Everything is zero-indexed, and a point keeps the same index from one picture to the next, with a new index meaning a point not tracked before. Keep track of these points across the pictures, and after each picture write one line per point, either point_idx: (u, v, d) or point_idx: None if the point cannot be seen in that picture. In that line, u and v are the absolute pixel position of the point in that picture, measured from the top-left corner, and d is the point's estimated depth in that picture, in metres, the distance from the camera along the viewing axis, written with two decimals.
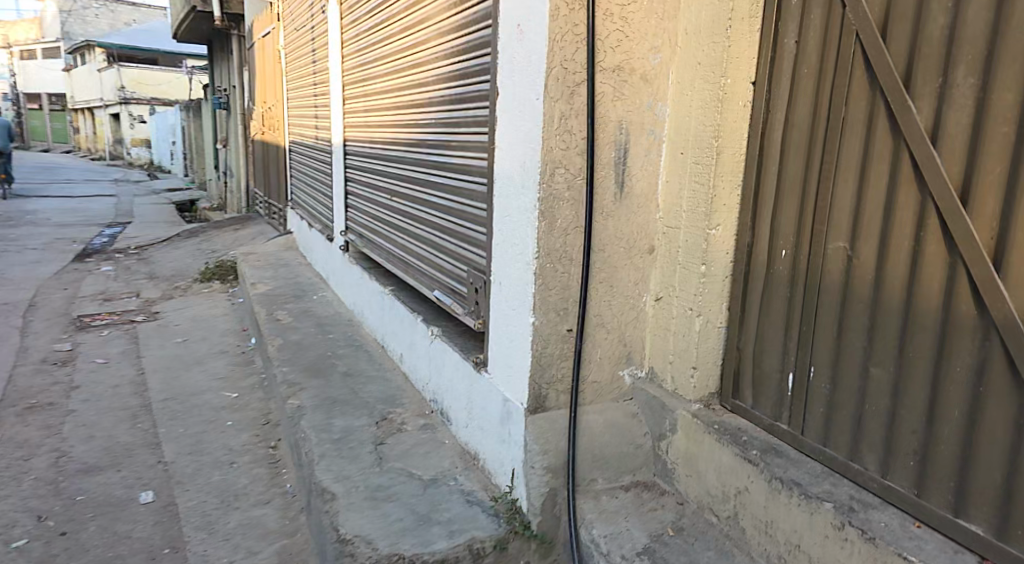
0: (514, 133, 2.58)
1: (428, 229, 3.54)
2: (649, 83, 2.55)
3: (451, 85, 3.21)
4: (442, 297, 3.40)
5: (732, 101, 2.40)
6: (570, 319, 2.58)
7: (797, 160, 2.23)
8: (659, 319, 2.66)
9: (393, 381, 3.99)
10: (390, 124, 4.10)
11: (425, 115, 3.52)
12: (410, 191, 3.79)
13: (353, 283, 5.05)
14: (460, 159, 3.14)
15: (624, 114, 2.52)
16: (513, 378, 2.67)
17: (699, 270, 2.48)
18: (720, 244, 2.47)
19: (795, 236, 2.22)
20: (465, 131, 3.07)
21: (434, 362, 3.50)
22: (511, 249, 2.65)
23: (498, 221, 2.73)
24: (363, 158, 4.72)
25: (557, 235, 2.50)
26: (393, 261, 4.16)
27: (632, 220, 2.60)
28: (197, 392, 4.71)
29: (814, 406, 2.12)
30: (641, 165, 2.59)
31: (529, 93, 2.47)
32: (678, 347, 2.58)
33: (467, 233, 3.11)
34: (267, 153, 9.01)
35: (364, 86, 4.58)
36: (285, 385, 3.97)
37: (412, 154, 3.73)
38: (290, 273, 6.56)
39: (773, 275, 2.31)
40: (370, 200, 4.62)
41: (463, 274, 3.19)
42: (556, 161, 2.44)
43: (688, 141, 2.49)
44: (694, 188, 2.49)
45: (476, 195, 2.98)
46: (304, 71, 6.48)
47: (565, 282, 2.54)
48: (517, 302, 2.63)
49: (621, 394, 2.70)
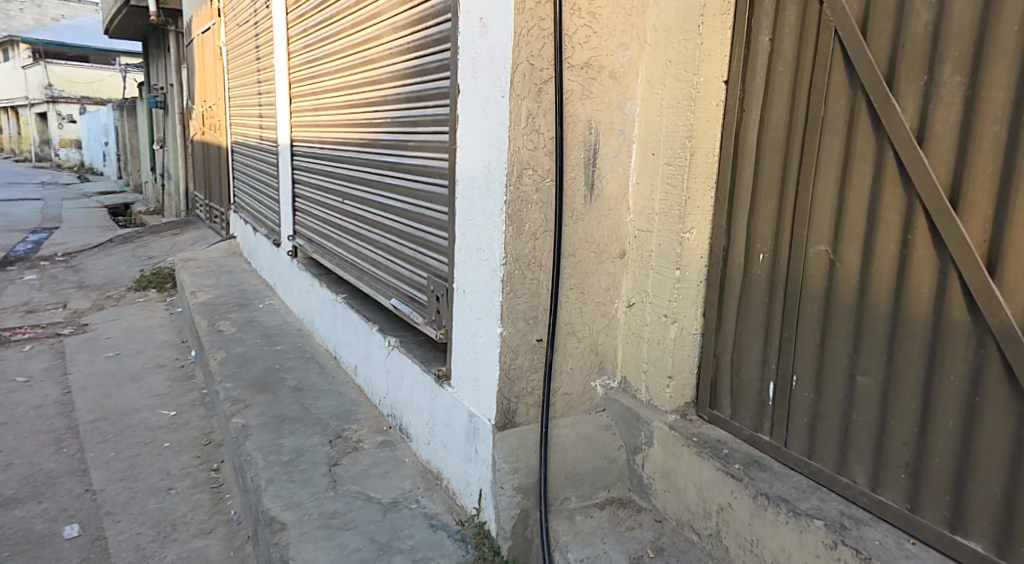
0: (477, 133, 2.42)
1: (384, 234, 3.34)
2: (617, 81, 2.38)
3: (408, 83, 3.02)
4: (400, 306, 3.21)
5: (704, 101, 2.23)
6: (540, 329, 2.44)
7: (773, 163, 2.07)
8: (632, 327, 2.55)
9: (348, 394, 3.77)
10: (340, 124, 3.89)
11: (380, 115, 3.31)
12: (364, 195, 3.58)
13: (303, 290, 4.79)
14: (418, 160, 2.96)
15: (593, 113, 2.36)
16: (480, 392, 2.52)
17: (674, 275, 2.34)
18: (695, 248, 2.32)
19: (774, 239, 2.07)
20: (425, 132, 2.90)
21: (392, 375, 3.30)
22: (475, 256, 2.50)
23: (461, 226, 2.58)
24: (312, 159, 4.48)
25: (526, 240, 2.35)
26: (345, 268, 3.94)
27: (603, 223, 2.47)
28: (131, 411, 4.40)
29: (797, 416, 2.00)
30: (611, 167, 2.45)
31: (493, 90, 2.32)
32: (652, 356, 2.46)
33: (427, 239, 2.93)
34: (208, 155, 8.60)
35: (312, 85, 4.34)
36: (229, 403, 3.72)
37: (365, 155, 3.53)
38: (233, 280, 6.24)
39: (751, 280, 2.16)
40: (320, 204, 4.38)
41: (423, 281, 3.02)
42: (524, 162, 2.29)
43: (659, 142, 2.34)
44: (666, 188, 2.34)
45: (436, 198, 2.81)
46: (247, 69, 6.16)
47: (535, 289, 2.40)
48: (483, 311, 2.48)
49: (593, 406, 2.59)
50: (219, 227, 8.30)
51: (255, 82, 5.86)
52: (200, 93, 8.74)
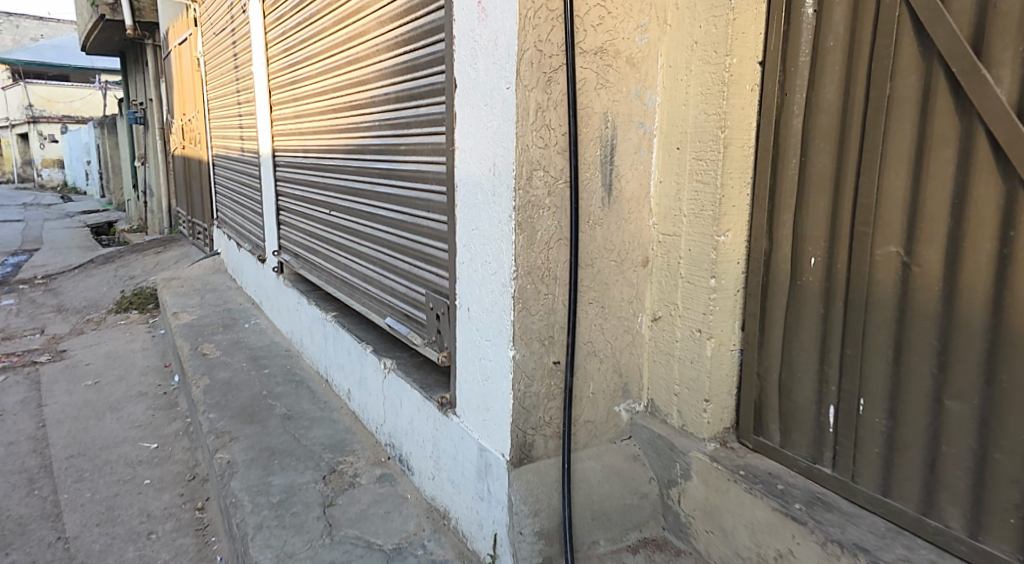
0: (479, 132, 2.14)
1: (377, 247, 3.05)
2: (634, 67, 2.08)
3: (398, 81, 2.73)
4: (396, 326, 2.91)
5: (738, 85, 1.93)
6: (556, 350, 2.15)
7: (825, 153, 1.78)
8: (659, 343, 2.27)
9: (342, 421, 3.47)
10: (325, 130, 3.59)
11: (369, 119, 3.02)
12: (354, 205, 3.28)
13: (290, 308, 4.49)
14: (412, 165, 2.67)
15: (609, 104, 2.07)
16: (492, 424, 2.23)
17: (708, 284, 2.05)
18: (731, 253, 2.03)
19: (829, 240, 1.79)
20: (420, 133, 2.60)
21: (390, 401, 3.01)
22: (480, 270, 2.21)
23: (464, 237, 2.28)
24: (296, 169, 4.18)
25: (538, 250, 2.06)
26: (336, 284, 3.64)
27: (624, 227, 2.18)
28: (110, 445, 4.07)
29: (867, 446, 1.76)
30: (631, 164, 2.15)
31: (495, 82, 2.03)
32: (685, 376, 2.18)
33: (425, 252, 2.63)
34: (190, 170, 8.28)
35: (294, 90, 4.04)
36: (213, 435, 3.41)
37: (353, 162, 3.23)
38: (218, 299, 5.93)
39: (802, 288, 1.88)
40: (306, 217, 4.09)
41: (421, 298, 2.72)
42: (535, 162, 2.00)
43: (686, 133, 2.06)
44: (697, 186, 2.05)
45: (434, 206, 2.53)
46: (225, 78, 5.87)
47: (550, 305, 2.11)
48: (492, 332, 2.18)
49: (618, 433, 2.32)
50: (203, 244, 7.97)
51: (235, 91, 5.57)
52: (179, 105, 8.42)
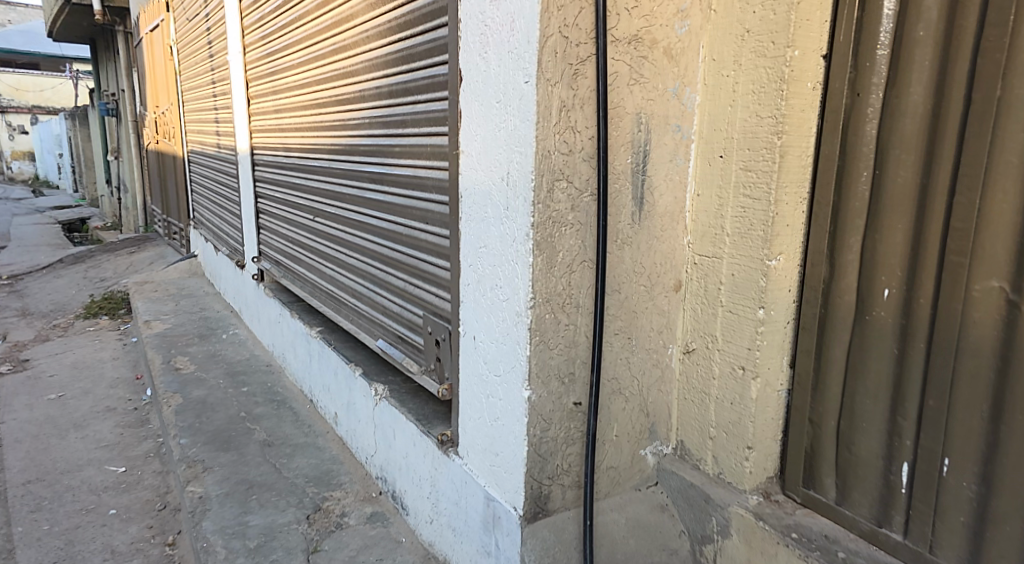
0: (489, 135, 1.86)
1: (368, 259, 2.75)
2: (671, 60, 1.83)
3: (390, 73, 2.42)
4: (389, 349, 2.63)
5: (798, 82, 1.67)
6: (577, 390, 1.88)
7: (907, 167, 1.54)
8: (689, 380, 1.99)
9: (328, 449, 3.17)
10: (308, 126, 3.28)
11: (358, 116, 2.72)
12: (341, 212, 2.98)
13: (272, 320, 4.18)
14: (408, 169, 2.37)
15: (644, 104, 1.82)
16: (502, 470, 1.94)
17: (756, 317, 1.79)
18: (782, 280, 1.77)
19: (909, 271, 1.55)
20: (417, 133, 2.30)
21: (382, 432, 2.72)
22: (489, 295, 1.93)
23: (469, 257, 1.99)
24: (277, 170, 3.88)
25: (559, 275, 1.79)
26: (322, 296, 3.35)
27: (655, 247, 1.92)
28: (73, 468, 3.66)
29: (949, 514, 1.52)
30: (665, 174, 1.90)
31: (510, 77, 1.76)
32: (723, 419, 1.90)
33: (423, 269, 2.33)
34: (164, 166, 7.89)
35: (274, 82, 3.72)
36: (185, 464, 3.08)
37: (340, 163, 2.93)
38: (194, 306, 5.60)
39: (871, 324, 1.63)
40: (288, 222, 3.79)
41: (417, 320, 2.43)
42: (557, 171, 1.74)
43: (731, 140, 1.81)
44: (745, 202, 1.79)
45: (433, 216, 2.23)
46: (199, 68, 5.51)
47: (572, 338, 1.84)
48: (503, 367, 1.90)
49: (642, 480, 2.05)
50: (180, 244, 7.60)
51: (210, 83, 5.22)
52: (152, 98, 8.04)
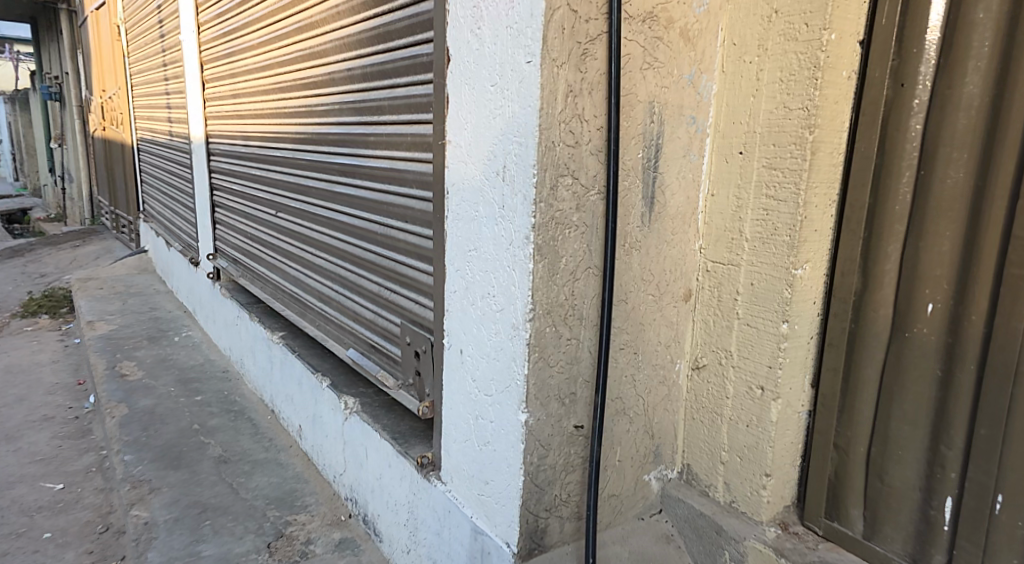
0: (482, 124, 1.66)
1: (337, 259, 2.53)
2: (688, 42, 1.69)
3: (363, 54, 2.20)
4: (362, 360, 2.42)
5: (833, 70, 1.53)
6: (578, 412, 1.69)
7: (958, 167, 1.41)
8: (698, 399, 1.82)
9: (291, 465, 2.93)
10: (268, 112, 3.02)
11: (326, 101, 2.48)
12: (307, 207, 2.74)
13: (229, 322, 3.91)
14: (383, 162, 2.15)
15: (658, 91, 1.67)
16: (492, 501, 1.74)
17: (779, 331, 1.61)
18: (808, 291, 1.61)
19: (960, 284, 1.40)
20: (394, 121, 2.07)
21: (353, 450, 2.50)
22: (480, 304, 1.73)
23: (457, 261, 1.79)
24: (233, 160, 3.59)
25: (562, 283, 1.61)
26: (286, 298, 3.11)
27: (665, 252, 1.75)
28: (4, 486, 3.32)
29: (1000, 556, 1.36)
30: (677, 172, 1.74)
31: (508, 57, 1.57)
32: (737, 443, 1.71)
33: (400, 273, 2.11)
34: (111, 154, 7.45)
35: (231, 64, 3.44)
36: (129, 485, 2.80)
37: (306, 153, 2.69)
38: (144, 305, 5.25)
39: (911, 341, 1.47)
40: (246, 216, 3.52)
41: (393, 328, 2.22)
42: (562, 165, 1.55)
43: (753, 134, 1.67)
44: (767, 203, 1.64)
45: (412, 215, 2.01)
46: (150, 49, 5.16)
47: (573, 353, 1.65)
48: (497, 385, 1.70)
49: (645, 508, 1.86)
50: (129, 239, 7.19)
51: (161, 65, 4.88)
52: (98, 81, 7.58)
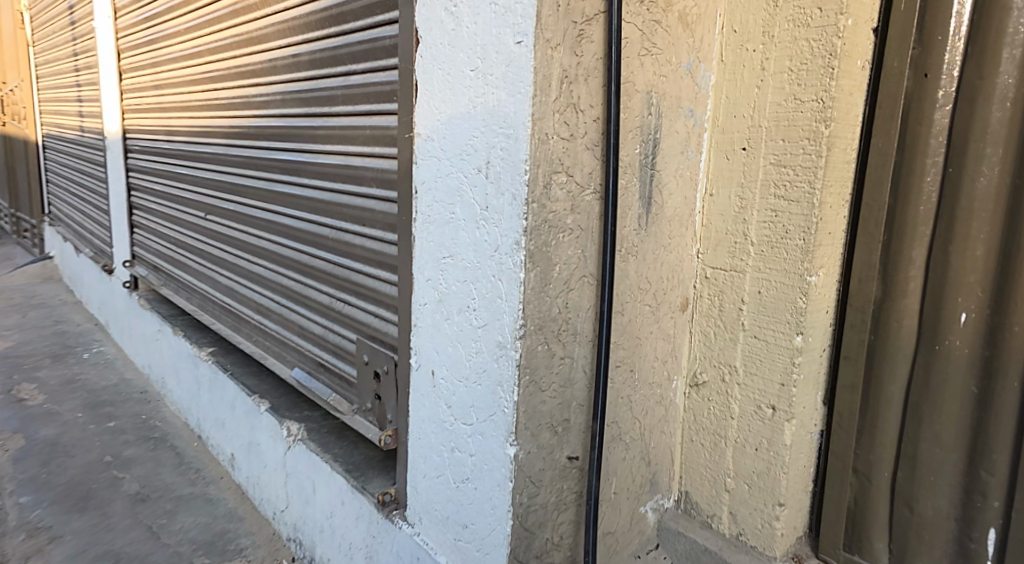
0: (459, 114, 1.45)
1: (281, 268, 2.26)
2: (687, 28, 1.52)
3: (311, 37, 1.95)
4: (311, 382, 2.16)
5: (849, 59, 1.38)
6: (572, 441, 1.49)
7: (991, 166, 1.29)
8: (698, 419, 1.66)
9: (222, 501, 2.60)
10: (196, 104, 2.70)
11: (266, 92, 2.21)
12: (243, 209, 2.45)
13: (148, 338, 3.52)
14: (335, 159, 1.90)
15: (657, 80, 1.49)
16: (473, 546, 1.52)
17: (792, 345, 1.46)
18: (822, 300, 1.46)
19: (998, 292, 1.28)
20: (349, 111, 1.83)
21: (297, 483, 2.22)
22: (458, 319, 1.51)
23: (430, 269, 1.57)
24: (154, 159, 3.24)
25: (554, 294, 1.41)
26: (218, 311, 2.80)
27: (661, 258, 1.58)
28: None
29: None
30: (676, 170, 1.57)
31: (491, 37, 1.36)
32: (744, 469, 1.55)
33: (357, 283, 1.88)
34: (12, 152, 6.79)
35: (152, 52, 3.10)
36: (25, 534, 2.42)
37: (241, 150, 2.40)
38: (49, 318, 4.75)
39: (941, 355, 1.34)
40: (170, 220, 3.17)
41: (348, 345, 1.98)
42: (555, 161, 1.36)
43: (758, 128, 1.51)
44: (775, 204, 1.48)
45: (372, 217, 1.78)
46: (58, 37, 4.68)
47: (567, 374, 1.46)
48: (478, 413, 1.48)
49: (640, 543, 1.68)
50: (32, 245, 6.57)
51: (71, 54, 4.42)
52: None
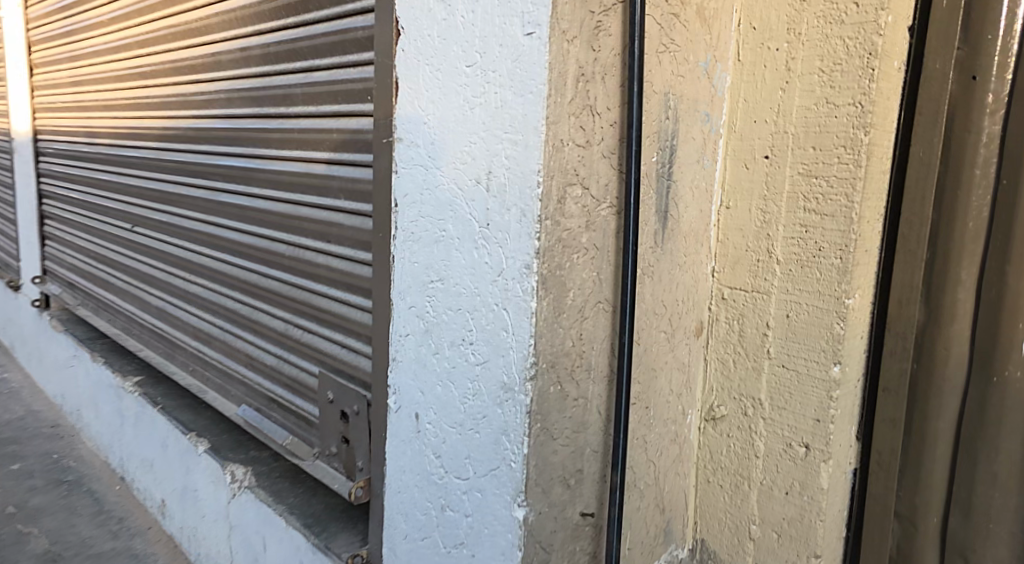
0: (451, 117, 1.24)
1: (225, 289, 1.99)
2: (703, 23, 1.34)
3: (264, 28, 1.69)
4: (260, 421, 1.89)
5: (888, 59, 1.21)
6: (585, 495, 1.29)
7: None
8: (715, 457, 1.50)
9: (152, 555, 2.27)
10: (121, 103, 2.39)
11: (207, 90, 1.93)
12: (178, 222, 2.16)
13: (61, 365, 3.12)
14: (295, 166, 1.66)
15: (674, 80, 1.31)
16: None
17: (829, 377, 1.30)
18: (860, 325, 1.31)
19: None
20: (310, 113, 1.61)
21: (243, 537, 1.93)
22: (450, 354, 1.29)
23: (416, 296, 1.34)
24: (70, 164, 2.87)
25: (569, 325, 1.21)
26: (146, 336, 2.47)
27: (677, 280, 1.40)
28: None
29: None
30: (692, 181, 1.39)
31: (493, 28, 1.15)
32: (772, 515, 1.40)
33: (321, 308, 1.63)
34: None
35: (69, 44, 2.75)
36: None
37: (176, 154, 2.11)
38: None
39: (999, 388, 1.22)
40: (88, 232, 2.81)
41: (308, 380, 1.72)
42: (569, 172, 1.16)
43: (785, 134, 1.33)
44: (805, 219, 1.31)
45: (342, 233, 1.55)
46: None
47: (582, 417, 1.26)
48: (476, 466, 1.26)
49: None
50: None
51: None
52: None
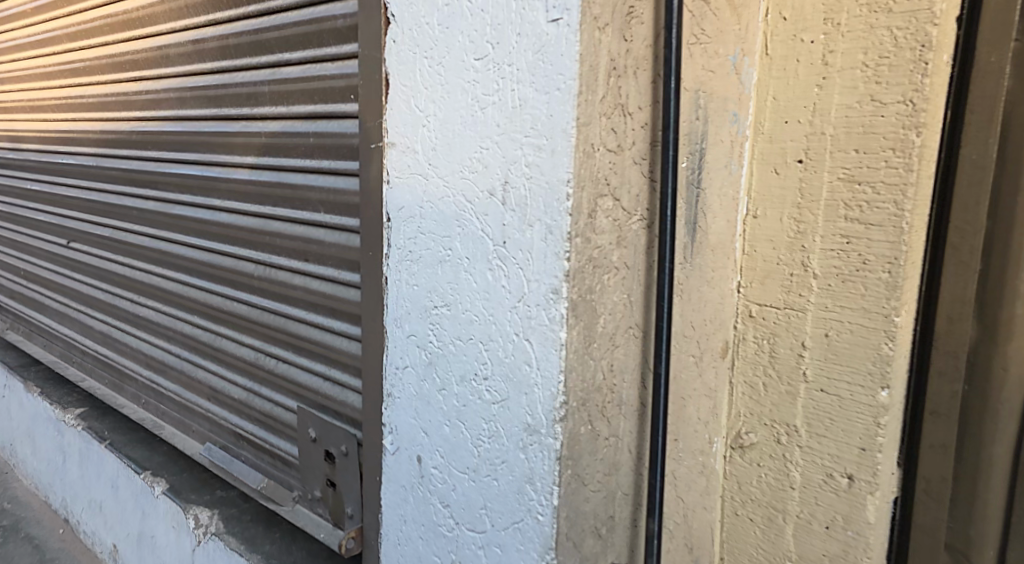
0: (458, 118, 1.07)
1: (183, 312, 1.77)
2: (734, 12, 1.19)
3: (221, 16, 1.49)
4: (230, 462, 1.69)
5: (940, 51, 1.10)
6: (616, 543, 1.15)
7: None
8: (744, 488, 1.36)
9: None
10: (53, 104, 2.12)
11: (156, 88, 1.71)
12: (125, 237, 1.92)
13: None
14: (265, 174, 1.47)
15: (704, 76, 1.17)
16: None
17: (877, 403, 1.19)
18: (908, 344, 1.20)
19: None
20: (281, 114, 1.42)
21: None
22: (459, 391, 1.12)
23: (417, 323, 1.17)
24: None
25: (599, 356, 1.06)
26: (92, 364, 2.23)
27: (705, 297, 1.27)
28: None
29: None
30: (719, 188, 1.25)
31: (509, 14, 0.99)
32: (812, 552, 1.29)
33: (300, 335, 1.45)
34: None
35: None
36: None
37: (120, 161, 1.87)
38: None
39: None
40: (17, 247, 2.53)
41: (285, 416, 1.53)
42: (601, 181, 1.01)
43: (823, 135, 1.20)
44: (847, 228, 1.19)
45: (324, 252, 1.37)
46: None
47: (613, 458, 1.12)
48: (493, 519, 1.09)
49: None
50: None
51: None
52: None
